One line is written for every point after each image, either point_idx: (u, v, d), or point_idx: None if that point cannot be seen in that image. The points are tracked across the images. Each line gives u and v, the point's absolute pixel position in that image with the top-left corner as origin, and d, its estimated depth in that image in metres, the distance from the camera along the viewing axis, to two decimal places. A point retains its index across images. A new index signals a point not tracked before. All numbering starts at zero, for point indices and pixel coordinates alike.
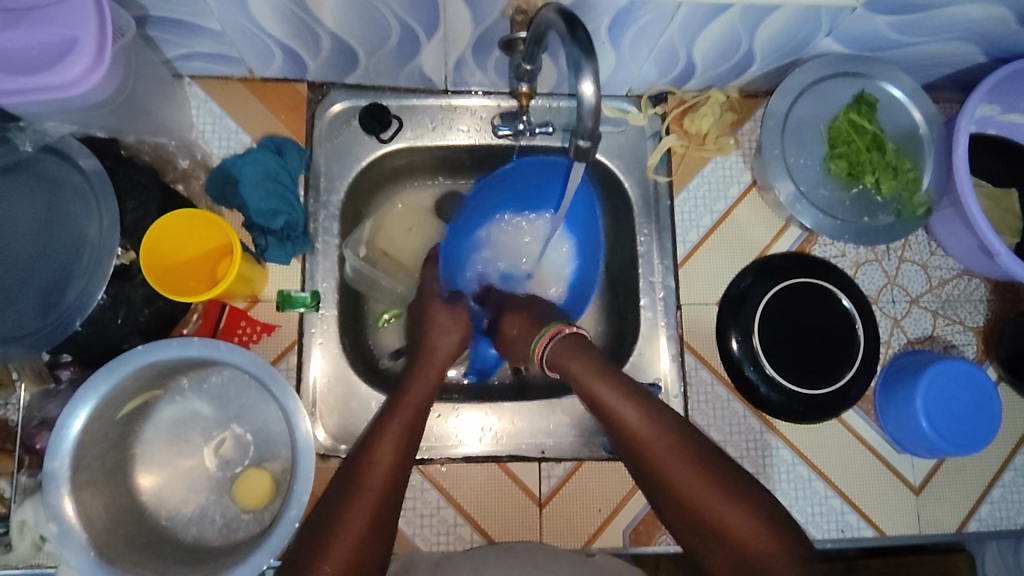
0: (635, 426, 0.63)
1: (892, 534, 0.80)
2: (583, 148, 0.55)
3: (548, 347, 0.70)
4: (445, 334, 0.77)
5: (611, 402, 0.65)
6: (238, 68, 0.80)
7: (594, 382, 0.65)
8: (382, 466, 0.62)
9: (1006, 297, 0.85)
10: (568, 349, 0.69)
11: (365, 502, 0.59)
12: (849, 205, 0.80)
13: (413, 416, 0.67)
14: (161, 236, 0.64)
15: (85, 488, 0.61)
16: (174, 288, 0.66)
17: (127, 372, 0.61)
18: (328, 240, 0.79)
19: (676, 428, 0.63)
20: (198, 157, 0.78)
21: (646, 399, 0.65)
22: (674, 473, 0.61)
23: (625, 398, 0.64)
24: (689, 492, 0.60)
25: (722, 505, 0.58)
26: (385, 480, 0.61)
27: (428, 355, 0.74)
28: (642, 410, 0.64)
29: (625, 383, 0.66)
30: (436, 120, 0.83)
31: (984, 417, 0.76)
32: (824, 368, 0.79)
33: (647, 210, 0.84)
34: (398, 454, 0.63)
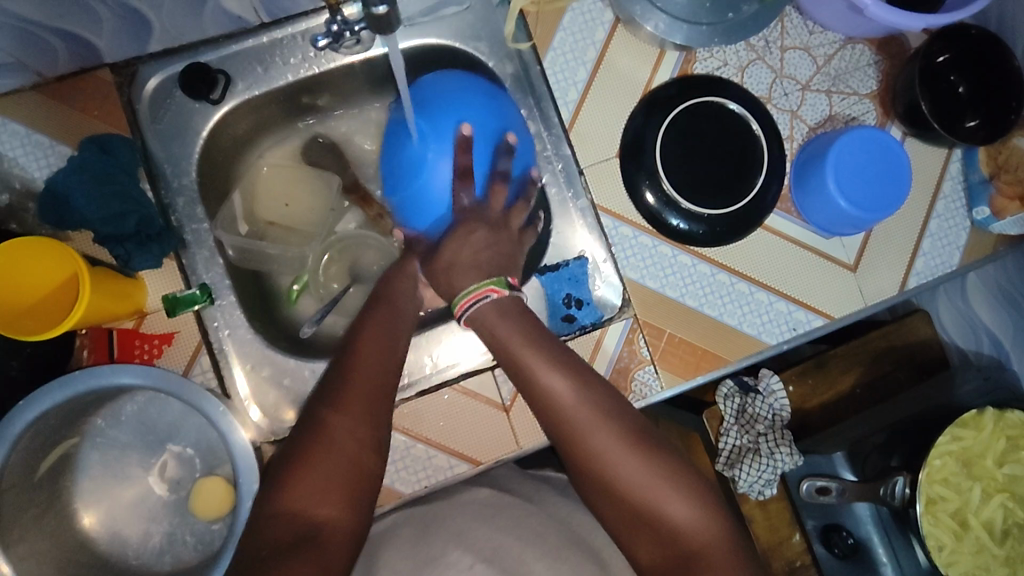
0: (567, 403, 0.60)
1: (841, 316, 0.82)
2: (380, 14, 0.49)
3: (474, 309, 0.65)
4: (402, 277, 0.71)
5: (546, 379, 0.60)
6: (24, 75, 0.68)
7: (530, 355, 0.62)
8: (376, 348, 0.62)
9: (892, 53, 0.84)
10: (503, 317, 0.64)
11: (355, 386, 0.59)
12: (710, 7, 0.78)
13: (396, 311, 0.67)
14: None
15: (29, 558, 0.57)
16: (31, 328, 0.59)
17: (18, 432, 0.56)
18: (196, 227, 0.72)
19: (604, 405, 0.60)
20: (18, 186, 0.69)
21: (580, 373, 0.62)
22: (608, 452, 0.58)
23: (557, 370, 0.61)
24: (625, 482, 0.58)
25: (651, 488, 0.58)
26: (376, 368, 0.60)
27: (406, 259, 0.73)
28: (577, 388, 0.60)
29: (564, 360, 0.62)
30: (265, 61, 0.74)
31: (889, 189, 0.77)
32: (732, 183, 0.78)
33: (519, 84, 0.79)
34: (387, 341, 0.63)
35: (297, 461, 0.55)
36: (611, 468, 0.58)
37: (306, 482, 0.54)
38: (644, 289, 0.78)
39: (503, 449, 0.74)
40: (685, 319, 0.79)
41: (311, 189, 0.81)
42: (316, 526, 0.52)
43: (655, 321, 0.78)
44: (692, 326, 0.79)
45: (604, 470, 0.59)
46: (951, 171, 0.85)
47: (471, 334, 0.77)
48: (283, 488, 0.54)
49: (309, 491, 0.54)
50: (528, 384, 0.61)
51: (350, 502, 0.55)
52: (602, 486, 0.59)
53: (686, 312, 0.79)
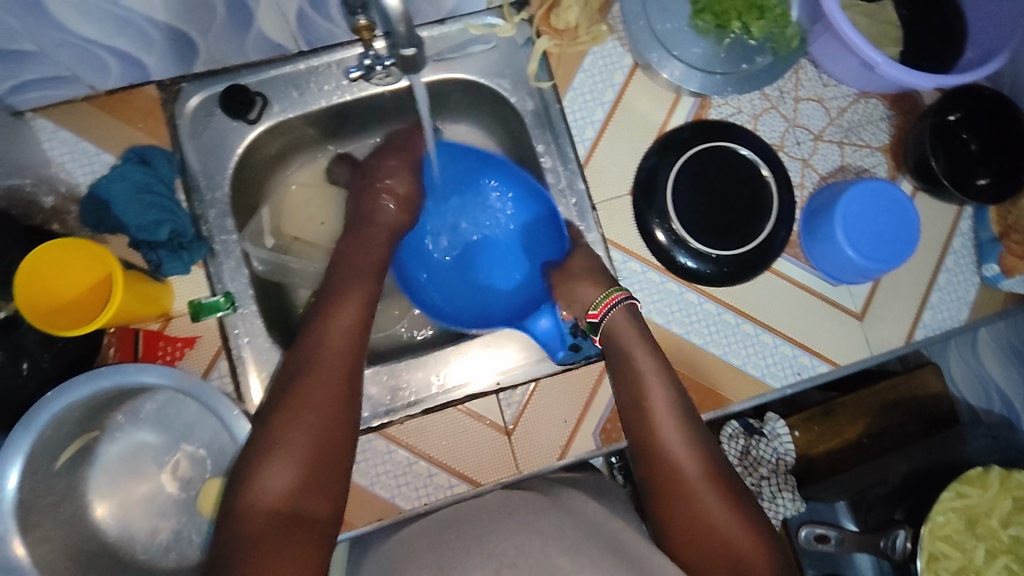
0: (661, 414, 0.67)
1: (846, 363, 0.83)
2: (408, 56, 0.53)
3: (607, 313, 0.72)
4: (370, 244, 0.76)
5: (650, 387, 0.68)
6: (78, 87, 0.73)
7: (641, 365, 0.70)
8: (340, 334, 0.67)
9: (906, 109, 0.86)
10: (631, 320, 0.73)
11: (323, 374, 0.64)
12: (725, 57, 0.81)
13: (366, 288, 0.72)
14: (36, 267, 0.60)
15: (44, 544, 0.60)
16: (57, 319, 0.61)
17: (43, 422, 0.59)
18: (226, 237, 0.76)
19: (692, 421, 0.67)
20: (62, 190, 0.73)
21: (680, 393, 0.69)
22: (686, 467, 0.64)
23: (662, 382, 0.69)
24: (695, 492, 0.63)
25: (720, 511, 0.61)
26: (344, 357, 0.66)
27: (371, 226, 0.77)
28: (671, 400, 0.68)
29: (668, 378, 0.70)
30: (301, 86, 0.79)
31: (901, 243, 0.78)
32: (741, 225, 0.80)
33: (539, 120, 0.82)
34: (354, 335, 0.68)
35: (269, 447, 0.59)
36: (684, 476, 0.63)
37: (281, 459, 0.58)
38: (649, 323, 0.80)
39: (503, 472, 0.76)
40: (690, 356, 0.80)
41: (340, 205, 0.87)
42: (297, 512, 0.57)
43: None
44: (696, 363, 0.80)
45: (679, 478, 0.63)
46: (961, 227, 0.86)
47: (476, 354, 0.79)
48: (256, 470, 0.58)
49: (282, 473, 0.58)
50: (630, 386, 0.69)
51: (321, 491, 0.59)
52: (668, 478, 0.64)
53: (690, 349, 0.80)
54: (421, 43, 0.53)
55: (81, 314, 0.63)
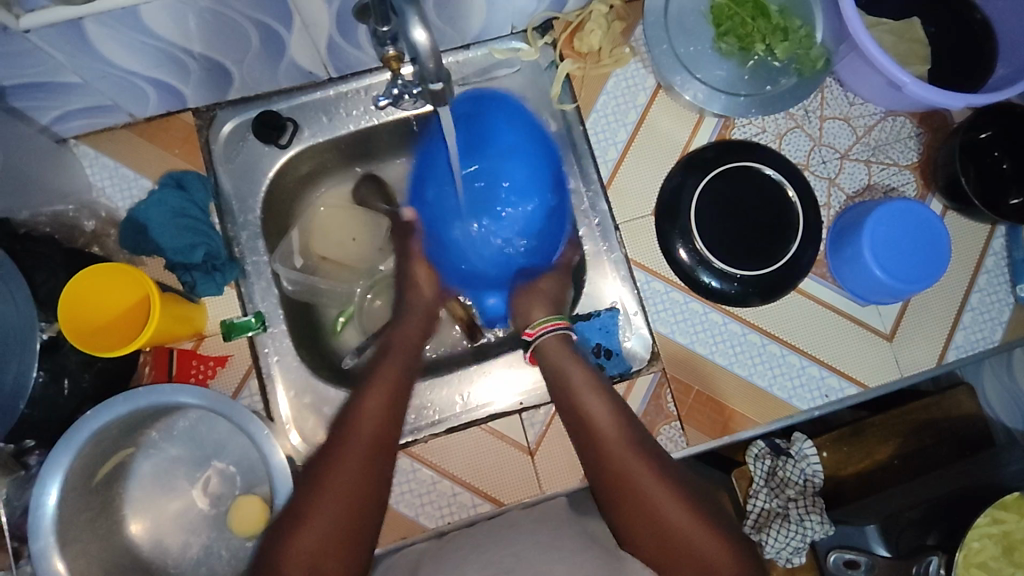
0: (605, 427, 0.66)
1: (875, 385, 0.81)
2: (437, 90, 0.54)
3: (543, 337, 0.72)
4: (415, 319, 0.79)
5: (588, 403, 0.67)
6: (118, 115, 0.76)
7: (573, 383, 0.68)
8: (376, 404, 0.66)
9: (934, 126, 0.85)
10: (561, 344, 0.72)
11: (358, 442, 0.63)
12: (748, 79, 0.81)
13: (405, 362, 0.72)
14: (99, 275, 0.62)
15: (81, 558, 0.62)
16: (91, 328, 0.63)
17: (82, 440, 0.61)
18: (257, 259, 0.78)
19: (645, 441, 0.66)
20: (103, 214, 0.75)
21: (618, 402, 0.68)
22: (642, 479, 0.62)
23: (600, 396, 0.68)
24: (665, 514, 0.61)
25: (685, 518, 0.61)
26: (378, 424, 0.65)
27: (410, 305, 0.80)
28: (619, 422, 0.66)
29: (603, 390, 0.69)
30: (329, 112, 0.81)
31: (928, 251, 0.77)
32: (767, 245, 0.80)
33: (563, 142, 0.83)
34: (391, 392, 0.67)
35: (300, 516, 0.59)
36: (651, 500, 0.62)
37: (311, 536, 0.58)
38: (673, 343, 0.80)
39: (527, 492, 0.76)
40: (715, 377, 0.80)
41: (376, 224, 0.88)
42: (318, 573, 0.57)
43: (683, 376, 0.80)
44: (721, 384, 0.80)
45: (639, 494, 0.62)
46: (994, 246, 0.84)
47: (500, 376, 0.80)
48: (288, 542, 0.58)
49: (311, 547, 0.58)
50: (575, 408, 0.68)
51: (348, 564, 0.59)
52: (628, 496, 0.62)
53: (715, 370, 0.80)
54: (446, 78, 0.55)
55: (110, 338, 0.63)
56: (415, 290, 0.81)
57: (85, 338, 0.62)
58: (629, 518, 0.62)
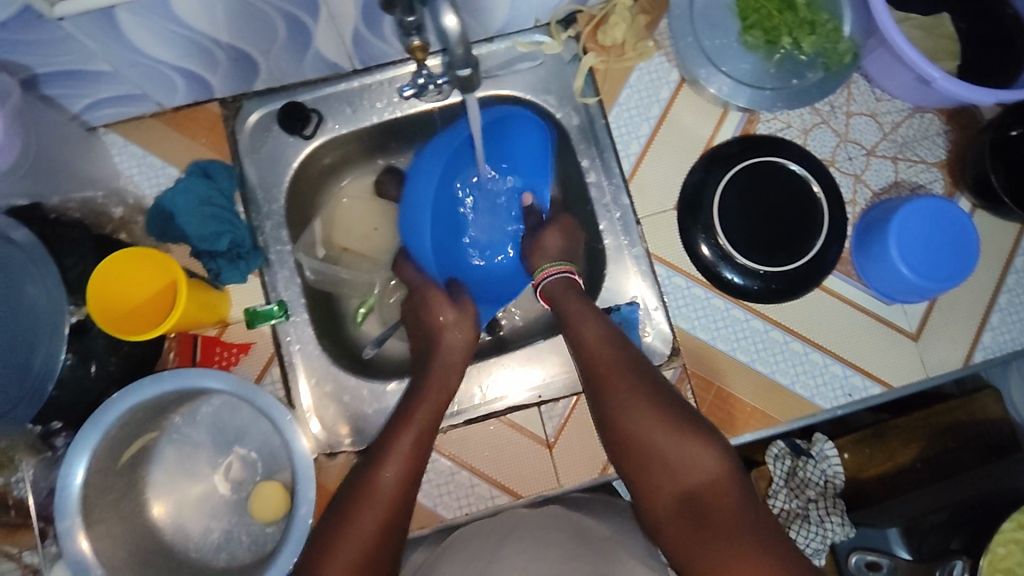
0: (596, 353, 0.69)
1: (900, 384, 0.80)
2: (465, 76, 0.54)
3: (547, 283, 0.74)
4: (449, 370, 0.71)
5: (581, 329, 0.70)
6: (147, 104, 0.77)
7: (569, 310, 0.72)
8: (393, 478, 0.62)
9: (963, 123, 0.84)
10: (565, 289, 0.73)
11: (374, 515, 0.60)
12: (774, 73, 0.80)
13: (437, 410, 0.68)
14: (135, 257, 0.63)
15: (105, 538, 0.63)
16: (118, 307, 0.63)
17: (108, 421, 0.61)
18: (280, 248, 0.79)
19: (637, 363, 0.68)
20: (131, 201, 0.76)
21: (612, 329, 0.71)
22: (627, 403, 0.65)
23: (596, 323, 0.71)
24: (650, 438, 0.63)
25: (668, 442, 0.63)
26: (401, 483, 0.62)
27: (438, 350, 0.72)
28: (612, 345, 0.69)
29: (597, 317, 0.71)
30: (353, 103, 0.81)
31: (958, 256, 0.76)
32: (792, 242, 0.79)
33: (585, 135, 0.83)
34: (418, 443, 0.65)
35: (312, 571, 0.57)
36: (635, 420, 0.65)
37: None
38: (694, 339, 0.80)
39: (545, 485, 0.76)
40: (736, 374, 0.79)
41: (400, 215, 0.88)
42: None
43: (704, 372, 0.79)
44: (741, 380, 0.79)
45: (624, 417, 0.65)
46: None
47: (520, 368, 0.79)
48: None
49: None
50: (570, 334, 0.71)
51: None
52: (614, 417, 0.66)
53: (736, 366, 0.79)
54: (475, 66, 0.55)
55: (135, 321, 0.64)
56: (444, 334, 0.72)
57: (110, 317, 0.62)
58: (617, 437, 0.66)
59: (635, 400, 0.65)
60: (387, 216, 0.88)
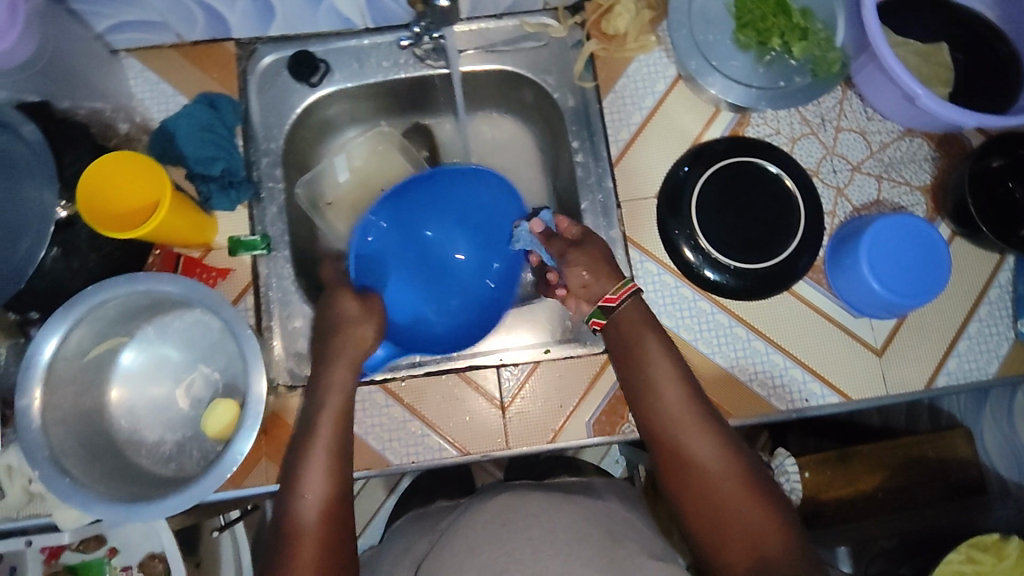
0: (677, 404, 0.67)
1: (858, 397, 0.80)
2: None
3: (620, 303, 0.72)
4: (341, 369, 0.69)
5: (664, 383, 0.68)
6: (166, 34, 0.81)
7: (649, 353, 0.70)
8: (316, 498, 0.63)
9: (951, 151, 0.85)
10: (640, 316, 0.72)
11: (308, 537, 0.61)
12: (763, 72, 0.82)
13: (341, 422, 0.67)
14: (133, 163, 0.66)
15: (60, 425, 0.65)
16: (107, 205, 0.67)
17: (81, 312, 0.64)
18: (273, 185, 0.82)
19: (717, 421, 0.67)
20: (137, 121, 0.80)
21: (693, 383, 0.69)
22: (705, 454, 0.64)
23: (677, 376, 0.69)
24: (723, 490, 0.62)
25: (738, 493, 0.62)
26: (324, 503, 0.63)
27: (333, 359, 0.70)
28: (689, 395, 0.68)
29: (680, 367, 0.70)
30: (362, 60, 0.85)
31: (909, 287, 0.77)
32: (765, 243, 0.80)
33: (578, 118, 0.85)
34: (330, 463, 0.65)
35: None
36: (718, 480, 0.63)
37: None
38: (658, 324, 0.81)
39: (493, 445, 0.77)
40: (694, 363, 0.80)
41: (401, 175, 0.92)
42: None
43: None
44: (699, 370, 0.80)
45: (697, 465, 0.64)
46: (1000, 278, 0.83)
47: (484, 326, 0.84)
48: None
49: None
50: (648, 384, 0.69)
51: None
52: (686, 465, 0.64)
53: (696, 357, 0.80)
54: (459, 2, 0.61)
55: (117, 222, 0.68)
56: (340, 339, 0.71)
57: (96, 213, 0.66)
58: (683, 485, 0.64)
59: (713, 455, 0.64)
60: (387, 177, 0.92)
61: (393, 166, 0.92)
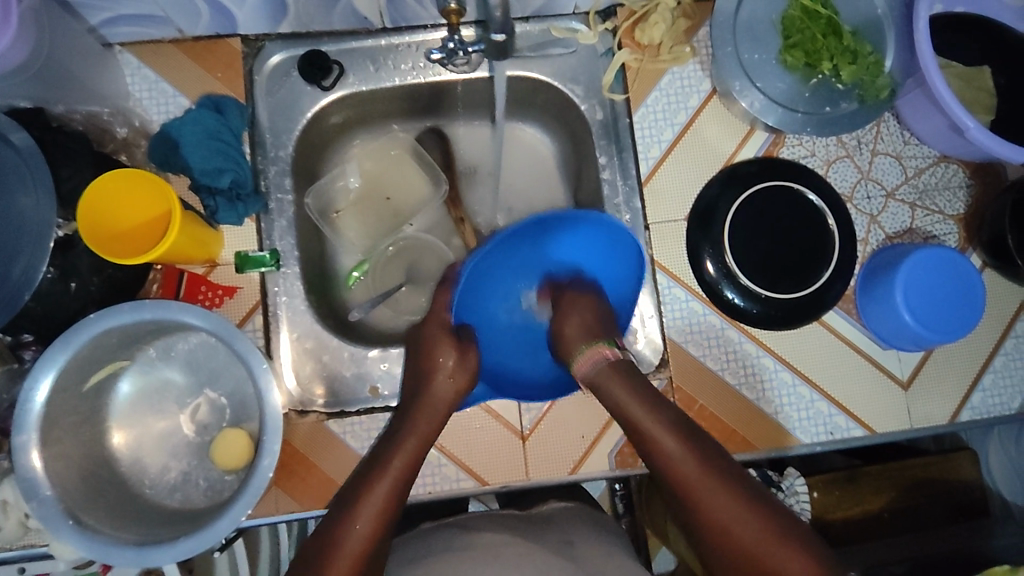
0: (687, 467, 0.62)
1: (882, 431, 0.79)
2: (498, 42, 0.64)
3: (591, 369, 0.68)
4: (422, 423, 0.68)
5: (665, 444, 0.64)
6: (167, 28, 0.75)
7: (642, 419, 0.65)
8: (362, 532, 0.61)
9: (987, 180, 0.83)
10: (618, 376, 0.67)
11: (345, 563, 0.59)
12: (809, 97, 0.79)
13: (418, 448, 0.67)
14: (154, 187, 0.62)
15: (59, 461, 0.61)
16: (109, 218, 0.62)
17: (82, 341, 0.60)
18: (282, 196, 0.77)
19: (734, 469, 0.62)
20: (136, 124, 0.74)
21: (696, 437, 0.64)
22: (723, 512, 0.60)
23: (674, 432, 0.64)
24: (753, 545, 0.58)
25: (770, 550, 0.57)
26: (366, 538, 0.61)
27: (428, 397, 0.69)
28: (693, 450, 0.63)
29: (677, 423, 0.65)
30: (378, 62, 0.79)
31: (954, 319, 0.74)
32: (800, 271, 0.78)
33: (606, 132, 0.81)
34: (394, 482, 0.64)
35: None
36: (745, 537, 0.58)
37: None
38: (684, 353, 0.79)
39: (512, 475, 0.75)
40: (720, 395, 0.78)
41: (415, 182, 0.88)
42: None
43: (689, 389, 0.78)
44: (725, 402, 0.78)
45: (718, 523, 0.60)
46: None
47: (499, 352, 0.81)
48: None
49: None
50: (650, 447, 0.64)
51: None
52: (711, 527, 0.60)
53: (722, 388, 0.78)
54: (511, 35, 0.64)
55: (114, 240, 0.62)
56: (433, 383, 0.69)
57: (95, 225, 0.60)
58: (717, 547, 0.60)
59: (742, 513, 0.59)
60: (400, 186, 0.88)
61: (407, 171, 0.88)
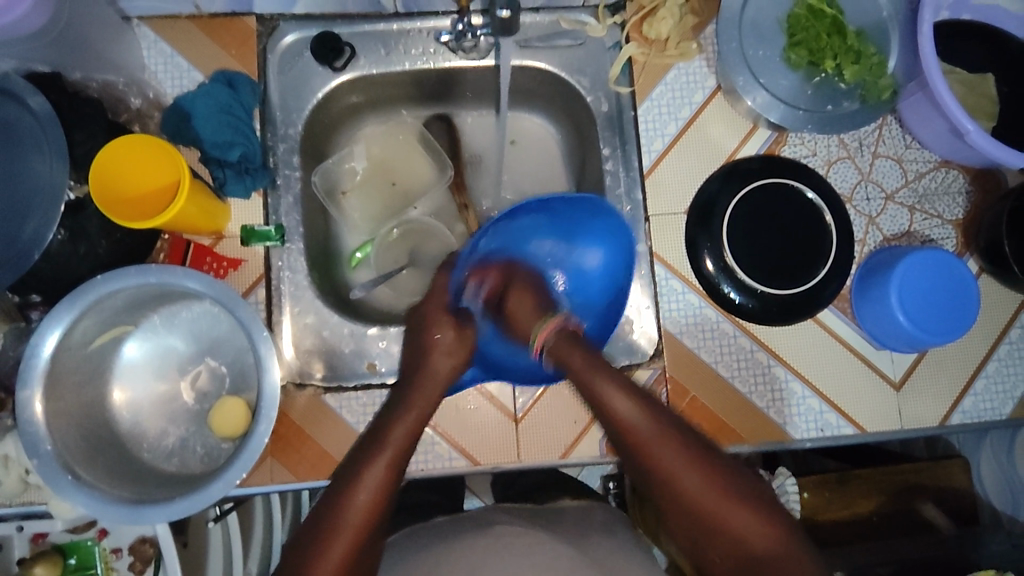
0: (638, 425, 0.63)
1: (872, 430, 0.80)
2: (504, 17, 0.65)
3: (550, 338, 0.71)
4: (425, 391, 0.69)
5: (615, 404, 0.65)
6: (184, 4, 0.76)
7: (598, 380, 0.66)
8: (367, 496, 0.62)
9: (986, 186, 0.83)
10: (573, 346, 0.70)
11: (348, 535, 0.60)
12: (812, 94, 0.80)
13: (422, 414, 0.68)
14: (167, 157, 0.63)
15: (60, 417, 0.63)
16: (121, 180, 0.63)
17: (89, 301, 0.61)
18: (290, 173, 0.78)
19: (681, 425, 0.64)
20: (150, 96, 0.76)
21: (644, 395, 0.65)
22: (677, 467, 0.61)
23: (627, 392, 0.65)
24: (701, 501, 0.60)
25: (724, 506, 0.59)
26: (369, 506, 0.61)
27: (427, 374, 0.70)
28: (645, 408, 0.64)
29: (625, 381, 0.66)
30: (389, 46, 0.81)
31: (940, 321, 0.74)
32: (797, 268, 0.78)
33: (611, 124, 0.82)
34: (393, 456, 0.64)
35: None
36: (690, 493, 0.61)
37: None
38: (679, 344, 0.79)
39: (503, 456, 0.76)
40: (712, 387, 0.79)
41: (422, 169, 0.90)
42: None
43: (681, 379, 0.79)
44: (717, 394, 0.79)
45: (673, 480, 0.61)
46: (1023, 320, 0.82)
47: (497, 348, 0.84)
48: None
49: None
50: (601, 409, 0.65)
51: None
52: (663, 484, 0.62)
53: (715, 380, 0.79)
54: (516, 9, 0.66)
55: (124, 201, 0.64)
56: (432, 358, 0.71)
57: (107, 186, 0.62)
58: (668, 503, 0.62)
59: (719, 502, 0.60)
60: (408, 173, 0.90)
61: (416, 159, 0.90)
